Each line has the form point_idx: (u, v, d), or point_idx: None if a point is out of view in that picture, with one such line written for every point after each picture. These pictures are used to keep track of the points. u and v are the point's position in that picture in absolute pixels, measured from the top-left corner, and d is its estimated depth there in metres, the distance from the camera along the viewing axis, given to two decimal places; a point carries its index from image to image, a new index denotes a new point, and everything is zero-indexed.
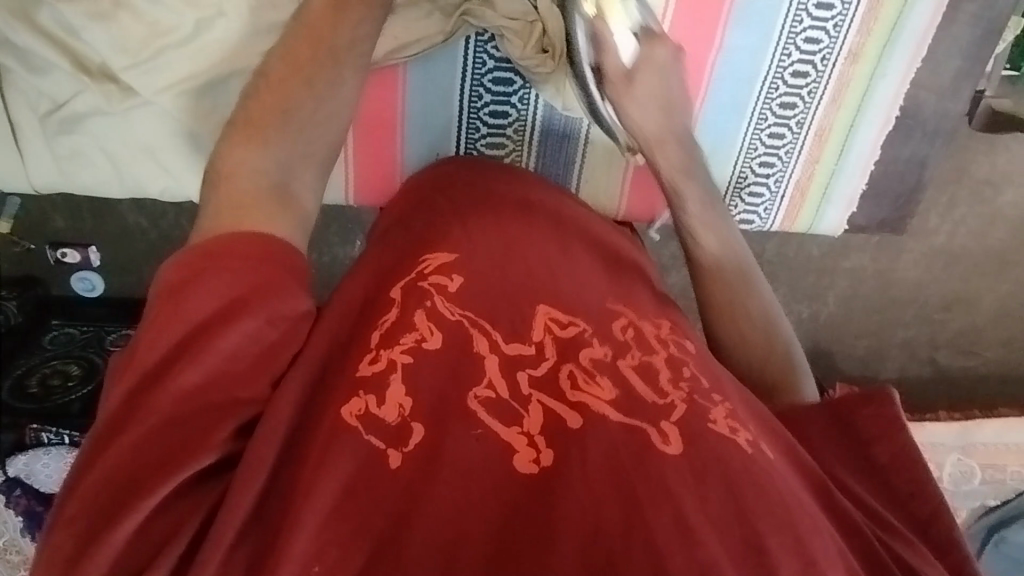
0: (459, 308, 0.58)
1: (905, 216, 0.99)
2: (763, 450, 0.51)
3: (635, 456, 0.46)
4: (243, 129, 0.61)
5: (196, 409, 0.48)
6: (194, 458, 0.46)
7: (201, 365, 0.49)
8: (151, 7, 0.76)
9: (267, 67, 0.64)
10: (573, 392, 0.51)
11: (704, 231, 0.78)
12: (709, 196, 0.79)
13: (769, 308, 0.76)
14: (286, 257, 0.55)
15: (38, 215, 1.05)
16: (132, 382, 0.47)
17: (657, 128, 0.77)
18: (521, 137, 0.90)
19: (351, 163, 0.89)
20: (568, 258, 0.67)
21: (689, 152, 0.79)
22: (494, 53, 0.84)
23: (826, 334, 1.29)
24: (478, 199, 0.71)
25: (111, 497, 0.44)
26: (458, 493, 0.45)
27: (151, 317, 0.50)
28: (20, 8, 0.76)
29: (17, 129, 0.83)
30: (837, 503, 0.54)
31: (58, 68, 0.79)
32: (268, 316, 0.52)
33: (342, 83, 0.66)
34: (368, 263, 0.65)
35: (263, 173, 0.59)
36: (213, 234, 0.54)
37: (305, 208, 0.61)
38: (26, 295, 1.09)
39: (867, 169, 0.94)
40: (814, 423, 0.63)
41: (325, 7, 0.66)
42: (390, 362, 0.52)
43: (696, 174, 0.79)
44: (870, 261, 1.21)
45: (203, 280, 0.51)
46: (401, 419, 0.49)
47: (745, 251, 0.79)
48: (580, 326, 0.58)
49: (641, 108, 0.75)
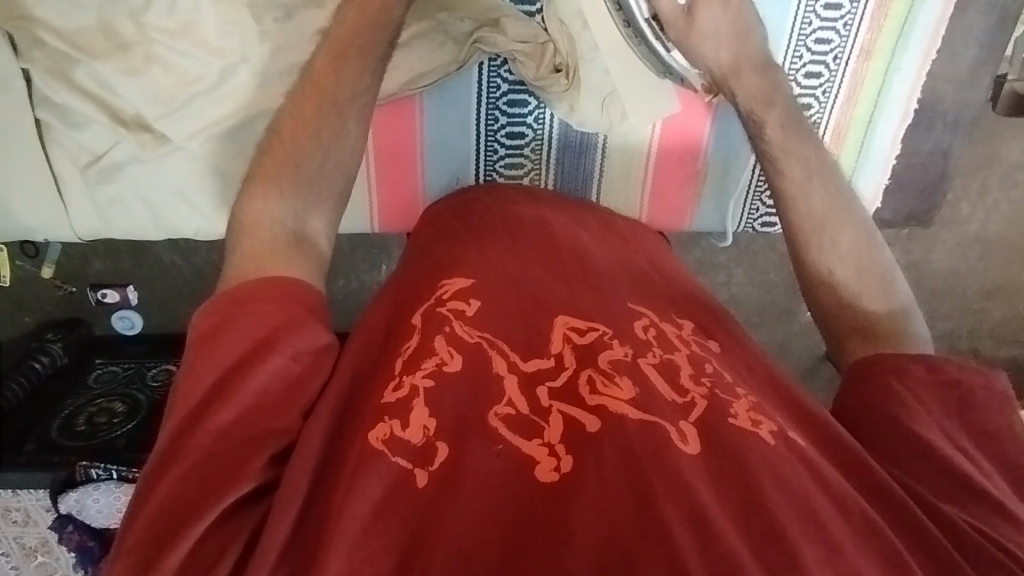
0: (479, 330, 0.58)
1: (932, 208, 0.97)
2: (792, 440, 0.52)
3: (651, 450, 0.48)
4: (257, 177, 0.63)
5: (234, 443, 0.49)
6: (237, 486, 0.48)
7: (235, 405, 0.51)
8: (180, 59, 0.80)
9: (279, 123, 0.66)
10: (592, 396, 0.52)
11: (789, 158, 0.71)
12: (791, 119, 0.72)
13: (868, 242, 0.68)
14: (307, 295, 0.58)
15: (79, 259, 1.12)
16: (174, 424, 0.50)
17: (731, 56, 0.74)
18: (539, 156, 0.91)
19: (374, 194, 0.91)
20: (592, 266, 0.68)
21: (771, 77, 0.74)
22: (507, 77, 0.86)
23: None
24: (508, 207, 0.75)
25: (161, 528, 0.46)
26: (480, 502, 0.45)
27: (189, 359, 0.53)
28: (57, 67, 0.80)
29: (59, 181, 0.87)
30: (879, 480, 0.51)
31: (95, 121, 0.83)
32: (292, 353, 0.54)
33: (347, 133, 0.67)
34: (395, 290, 0.67)
35: (276, 221, 0.61)
36: (240, 280, 0.57)
37: (319, 249, 0.63)
38: (71, 335, 1.13)
39: (889, 163, 0.93)
40: (905, 371, 0.59)
41: (327, 65, 0.67)
42: (413, 387, 0.53)
43: (778, 99, 0.73)
44: (901, 255, 1.20)
45: (236, 320, 0.54)
46: (426, 441, 0.49)
47: (840, 175, 0.70)
48: (600, 330, 0.59)
49: (711, 42, 0.74)
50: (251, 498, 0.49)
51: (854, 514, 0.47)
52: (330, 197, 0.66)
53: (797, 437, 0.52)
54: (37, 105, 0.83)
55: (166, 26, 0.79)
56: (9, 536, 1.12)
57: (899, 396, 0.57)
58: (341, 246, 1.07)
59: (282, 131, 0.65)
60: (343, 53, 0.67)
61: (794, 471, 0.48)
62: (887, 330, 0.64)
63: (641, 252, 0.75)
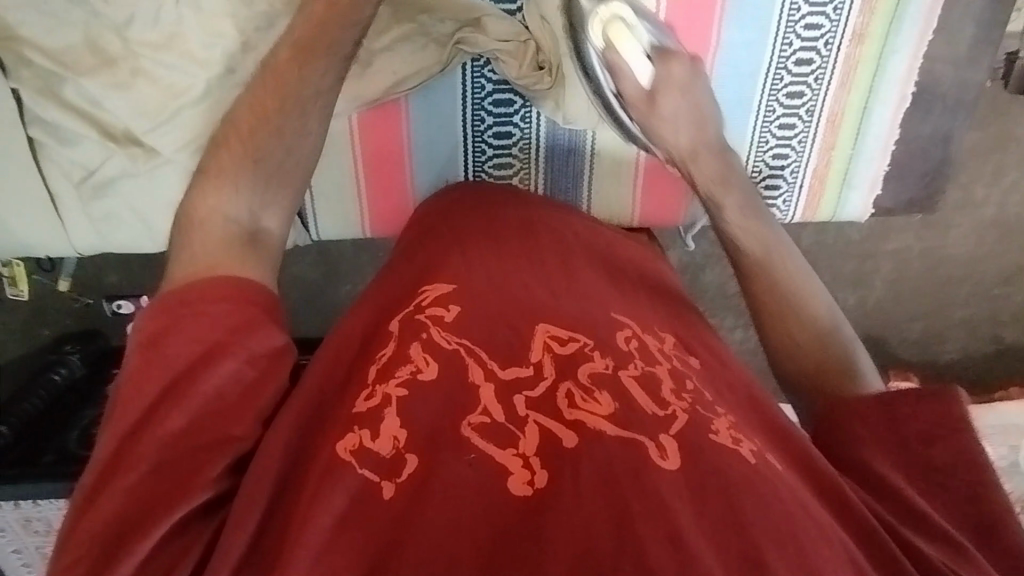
0: (456, 337, 0.58)
1: (933, 194, 0.95)
2: (769, 462, 0.52)
3: (629, 469, 0.46)
4: (212, 170, 0.63)
5: (184, 450, 0.50)
6: (189, 498, 0.48)
7: (186, 408, 0.51)
8: (166, 73, 0.81)
9: (234, 116, 0.65)
10: (570, 410, 0.51)
11: (733, 208, 0.77)
12: (723, 168, 0.79)
13: (829, 309, 0.73)
14: (261, 296, 0.58)
15: (93, 271, 1.15)
16: (118, 428, 0.50)
17: (689, 143, 0.79)
18: (527, 155, 0.90)
19: (364, 199, 0.91)
20: (574, 277, 0.68)
21: (726, 160, 0.79)
22: (492, 77, 0.86)
23: (876, 320, 1.25)
24: (488, 207, 0.77)
25: (112, 530, 0.46)
26: (450, 515, 0.45)
27: (132, 364, 0.53)
28: (46, 87, 0.81)
29: (56, 200, 0.88)
30: (859, 513, 0.52)
31: (86, 138, 0.84)
32: (247, 356, 0.55)
33: (309, 133, 0.66)
34: (369, 301, 0.67)
35: (230, 217, 0.62)
36: (180, 281, 0.57)
37: (271, 248, 0.63)
38: (87, 347, 1.15)
39: (888, 149, 0.90)
40: (864, 414, 0.62)
41: (290, 58, 0.65)
42: (385, 396, 0.53)
43: (733, 179, 0.78)
44: (914, 239, 1.19)
45: (180, 326, 0.54)
46: (395, 452, 0.49)
47: (797, 256, 0.76)
48: (582, 341, 0.58)
49: (671, 127, 0.78)
50: (208, 510, 0.49)
51: (838, 547, 0.46)
52: (287, 197, 0.66)
53: (777, 461, 0.52)
54: (29, 124, 0.84)
55: (150, 40, 0.79)
56: (33, 546, 1.10)
57: (855, 446, 0.61)
58: (346, 250, 1.08)
59: (235, 126, 0.64)
60: (309, 50, 0.65)
61: (775, 491, 0.48)
62: (835, 370, 0.69)
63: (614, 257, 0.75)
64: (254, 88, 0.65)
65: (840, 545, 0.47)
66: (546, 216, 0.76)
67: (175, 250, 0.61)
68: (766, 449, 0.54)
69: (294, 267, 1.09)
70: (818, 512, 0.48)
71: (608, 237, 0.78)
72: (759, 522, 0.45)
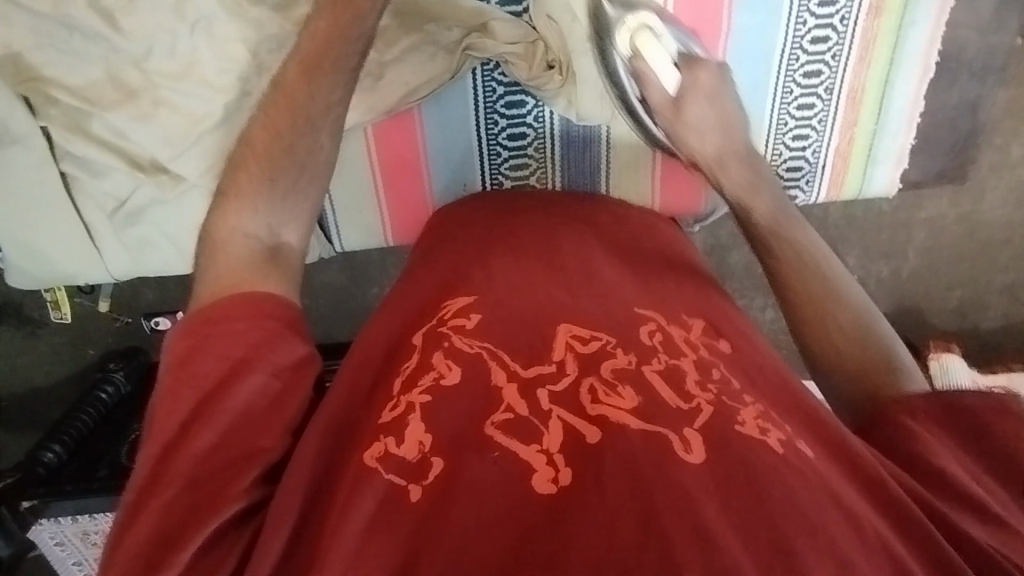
0: (479, 341, 0.60)
1: (964, 164, 0.93)
2: (799, 450, 0.51)
3: (652, 460, 0.47)
4: (231, 193, 0.64)
5: (218, 463, 0.51)
6: (221, 509, 0.49)
7: (216, 425, 0.52)
8: (185, 100, 0.83)
9: (248, 136, 0.66)
10: (593, 406, 0.52)
11: (763, 208, 0.78)
12: (752, 176, 0.80)
13: (859, 297, 0.72)
14: (283, 310, 0.60)
15: (130, 291, 1.18)
16: (156, 447, 0.51)
17: (715, 149, 0.80)
18: (543, 155, 0.90)
19: (385, 210, 0.92)
20: (596, 279, 0.67)
21: (755, 169, 0.80)
22: (502, 79, 0.86)
23: (912, 292, 1.22)
24: (514, 216, 0.76)
25: (153, 545, 0.47)
26: (473, 518, 0.45)
27: (164, 384, 0.54)
28: (73, 122, 0.84)
29: (91, 228, 0.90)
30: (895, 498, 0.51)
31: (115, 169, 0.86)
32: (273, 368, 0.56)
33: (320, 147, 0.67)
34: (397, 305, 0.68)
35: (251, 235, 0.63)
36: (214, 297, 0.59)
37: (292, 262, 0.64)
38: (131, 364, 1.19)
39: (913, 122, 0.88)
40: (915, 410, 0.61)
41: (299, 76, 0.66)
42: (410, 404, 0.54)
43: (763, 188, 0.79)
44: (949, 209, 1.16)
45: (206, 346, 0.55)
46: (421, 456, 0.50)
47: (829, 255, 0.75)
48: (603, 339, 0.59)
49: (697, 133, 0.80)
50: (242, 518, 0.50)
51: (868, 535, 0.46)
52: (305, 211, 0.67)
53: (807, 450, 0.52)
54: (61, 159, 0.86)
55: (168, 70, 0.81)
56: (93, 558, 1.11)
57: (903, 428, 0.60)
58: (372, 254, 1.09)
59: (253, 147, 0.65)
60: (316, 68, 0.66)
61: (804, 488, 0.47)
62: (879, 368, 0.66)
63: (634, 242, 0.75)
64: (265, 106, 0.66)
65: (873, 536, 0.46)
66: (574, 218, 0.77)
67: (200, 274, 0.62)
68: (798, 437, 0.53)
69: (323, 273, 1.11)
70: (849, 502, 0.48)
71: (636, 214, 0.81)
72: (785, 512, 0.45)
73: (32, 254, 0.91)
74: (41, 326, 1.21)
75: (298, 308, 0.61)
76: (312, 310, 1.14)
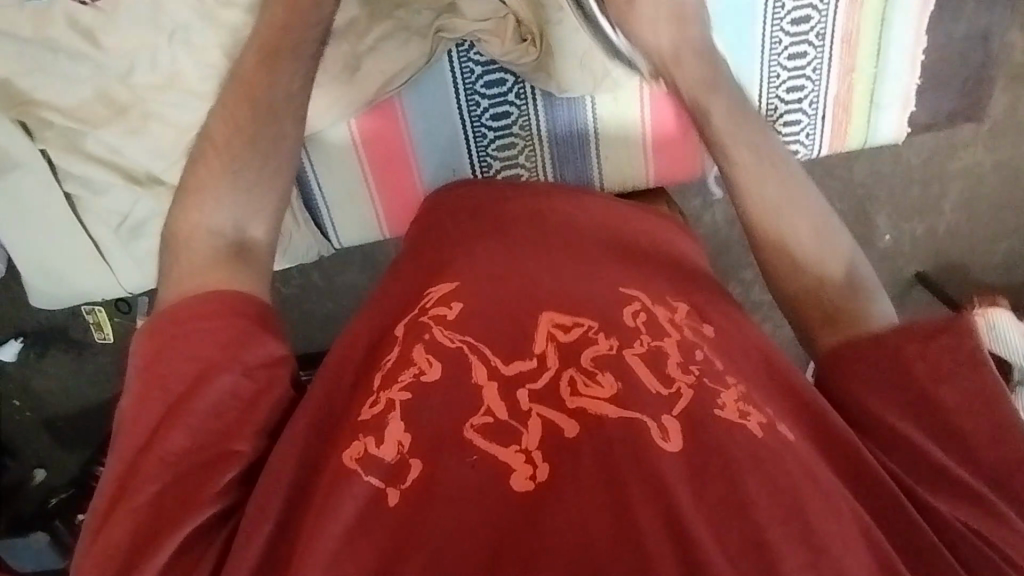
0: (459, 333, 0.58)
1: (980, 101, 0.88)
2: (779, 432, 0.51)
3: (631, 456, 0.48)
4: (192, 187, 0.65)
5: (190, 465, 0.53)
6: (193, 513, 0.51)
7: (182, 427, 0.54)
8: (172, 111, 0.85)
9: (209, 129, 0.67)
10: (573, 399, 0.51)
11: (737, 142, 0.71)
12: (705, 73, 0.74)
13: (818, 224, 0.67)
14: (252, 305, 0.60)
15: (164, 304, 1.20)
16: (129, 450, 0.53)
17: (671, 42, 0.75)
18: (529, 132, 0.89)
19: (378, 201, 0.92)
20: (581, 257, 0.67)
21: (715, 69, 0.75)
22: (478, 59, 0.85)
23: (955, 247, 1.15)
24: (496, 199, 0.75)
25: (132, 541, 0.50)
26: (451, 520, 0.46)
27: (134, 390, 0.56)
28: (69, 141, 0.86)
29: (100, 247, 0.93)
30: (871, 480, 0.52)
31: (112, 185, 0.88)
32: (244, 368, 0.57)
33: (286, 136, 0.68)
34: (379, 302, 0.68)
35: (212, 229, 0.63)
36: (183, 296, 0.60)
37: (259, 257, 0.65)
38: None
39: (917, 60, 0.84)
40: (874, 359, 0.58)
41: (256, 67, 0.68)
42: (388, 402, 0.54)
43: (722, 87, 0.74)
44: (985, 154, 1.09)
45: (175, 345, 0.57)
46: (399, 459, 0.50)
47: (795, 175, 0.70)
48: (586, 325, 0.57)
49: (651, 26, 0.75)
50: (219, 519, 0.52)
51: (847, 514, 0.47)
52: (271, 203, 0.67)
53: (789, 432, 0.52)
54: (63, 181, 0.89)
55: (153, 83, 0.83)
56: None
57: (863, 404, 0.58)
58: (386, 249, 1.10)
59: (212, 141, 0.66)
60: (275, 54, 0.68)
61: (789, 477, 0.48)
62: (842, 304, 0.63)
63: (614, 212, 0.75)
64: (224, 101, 0.67)
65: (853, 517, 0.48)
66: (562, 194, 0.76)
67: (165, 272, 0.63)
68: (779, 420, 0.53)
69: (342, 275, 1.12)
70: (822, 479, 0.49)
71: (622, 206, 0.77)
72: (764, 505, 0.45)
73: (51, 276, 0.94)
74: (88, 348, 1.22)
75: (273, 307, 0.62)
76: (337, 314, 1.15)
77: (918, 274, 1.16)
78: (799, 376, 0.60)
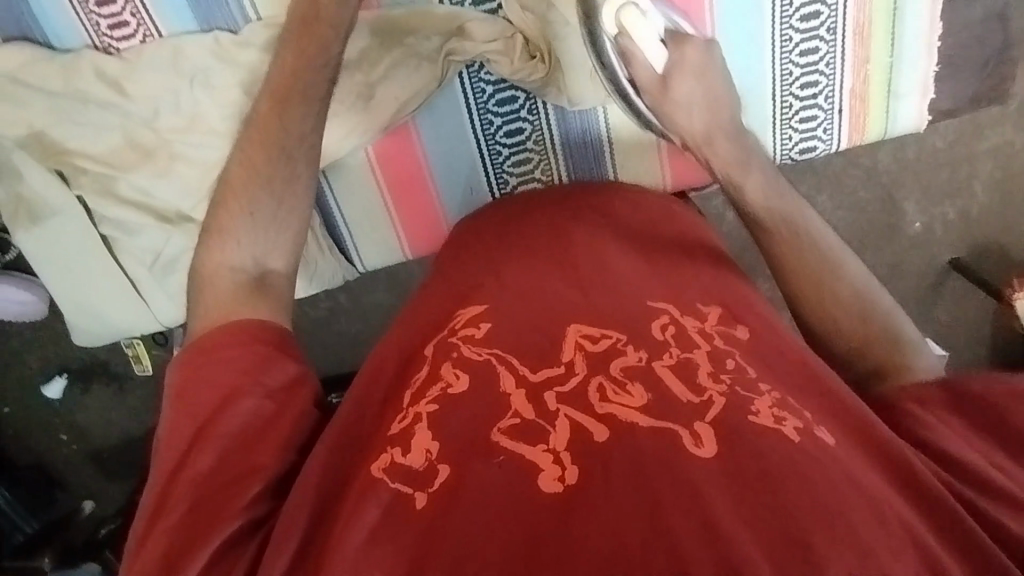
0: (487, 347, 0.59)
1: (1002, 81, 0.86)
2: (818, 437, 0.50)
3: (660, 458, 0.47)
4: (214, 228, 0.67)
5: (220, 483, 0.54)
6: (223, 528, 0.52)
7: (212, 450, 0.55)
8: (195, 150, 0.87)
9: (227, 175, 0.69)
10: (602, 404, 0.51)
11: (775, 216, 0.71)
12: (767, 185, 0.74)
13: (862, 282, 0.69)
14: (274, 333, 0.62)
15: None
16: (162, 474, 0.56)
17: (703, 127, 0.75)
18: (543, 146, 0.90)
19: (397, 220, 0.93)
20: (609, 269, 0.67)
21: (743, 144, 0.76)
22: (489, 79, 0.86)
23: (989, 231, 1.13)
24: (527, 208, 0.78)
25: (164, 563, 0.51)
26: (475, 522, 0.46)
27: (168, 417, 0.58)
28: (103, 186, 0.89)
29: (136, 284, 0.96)
30: (917, 476, 0.51)
31: (145, 224, 0.91)
32: (264, 392, 0.59)
33: (299, 176, 0.69)
34: (406, 324, 0.69)
35: (236, 268, 0.65)
36: (208, 329, 0.62)
37: (280, 288, 0.67)
38: None
39: (932, 48, 0.82)
40: (926, 397, 0.60)
41: (270, 109, 0.69)
42: (416, 414, 0.55)
43: (753, 165, 0.74)
44: (1015, 134, 1.06)
45: (203, 373, 0.59)
46: (427, 465, 0.51)
47: (829, 236, 0.71)
48: (614, 337, 0.58)
49: (686, 112, 0.75)
50: (250, 528, 0.53)
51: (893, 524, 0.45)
52: (289, 239, 0.69)
53: (828, 437, 0.51)
54: (100, 224, 0.92)
55: (176, 125, 0.86)
56: None
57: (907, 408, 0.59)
58: (410, 265, 1.12)
59: (228, 183, 0.68)
60: (287, 97, 0.69)
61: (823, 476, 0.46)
62: (889, 358, 0.65)
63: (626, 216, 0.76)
64: (242, 144, 0.69)
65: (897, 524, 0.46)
66: (589, 209, 0.76)
67: (193, 306, 0.65)
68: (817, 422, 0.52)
69: (370, 295, 1.14)
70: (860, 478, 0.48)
71: (654, 206, 0.79)
72: (799, 498, 0.44)
73: (85, 312, 0.97)
74: (128, 380, 1.26)
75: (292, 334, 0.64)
76: (368, 334, 1.17)
77: (952, 261, 1.13)
78: (833, 378, 0.59)
